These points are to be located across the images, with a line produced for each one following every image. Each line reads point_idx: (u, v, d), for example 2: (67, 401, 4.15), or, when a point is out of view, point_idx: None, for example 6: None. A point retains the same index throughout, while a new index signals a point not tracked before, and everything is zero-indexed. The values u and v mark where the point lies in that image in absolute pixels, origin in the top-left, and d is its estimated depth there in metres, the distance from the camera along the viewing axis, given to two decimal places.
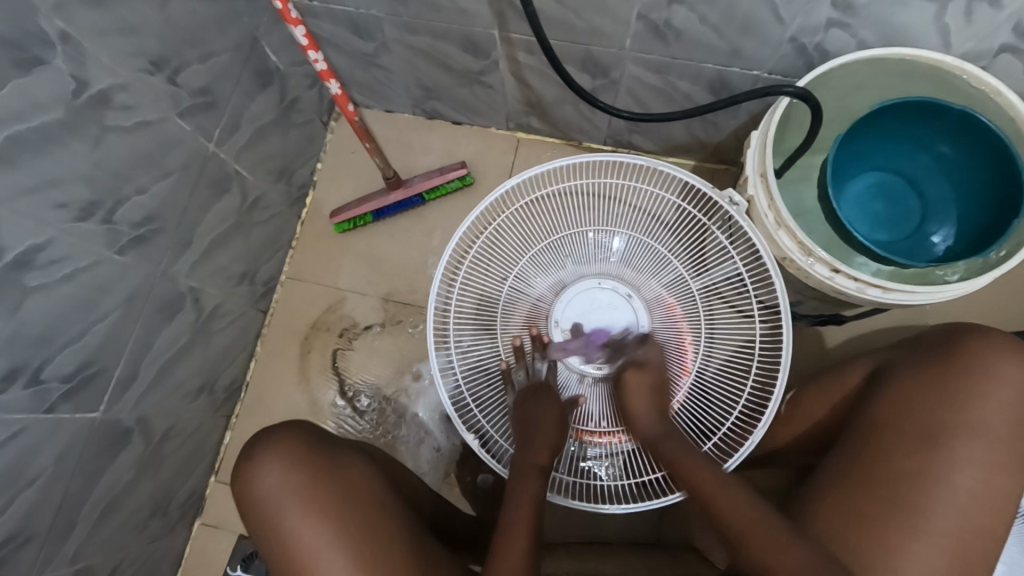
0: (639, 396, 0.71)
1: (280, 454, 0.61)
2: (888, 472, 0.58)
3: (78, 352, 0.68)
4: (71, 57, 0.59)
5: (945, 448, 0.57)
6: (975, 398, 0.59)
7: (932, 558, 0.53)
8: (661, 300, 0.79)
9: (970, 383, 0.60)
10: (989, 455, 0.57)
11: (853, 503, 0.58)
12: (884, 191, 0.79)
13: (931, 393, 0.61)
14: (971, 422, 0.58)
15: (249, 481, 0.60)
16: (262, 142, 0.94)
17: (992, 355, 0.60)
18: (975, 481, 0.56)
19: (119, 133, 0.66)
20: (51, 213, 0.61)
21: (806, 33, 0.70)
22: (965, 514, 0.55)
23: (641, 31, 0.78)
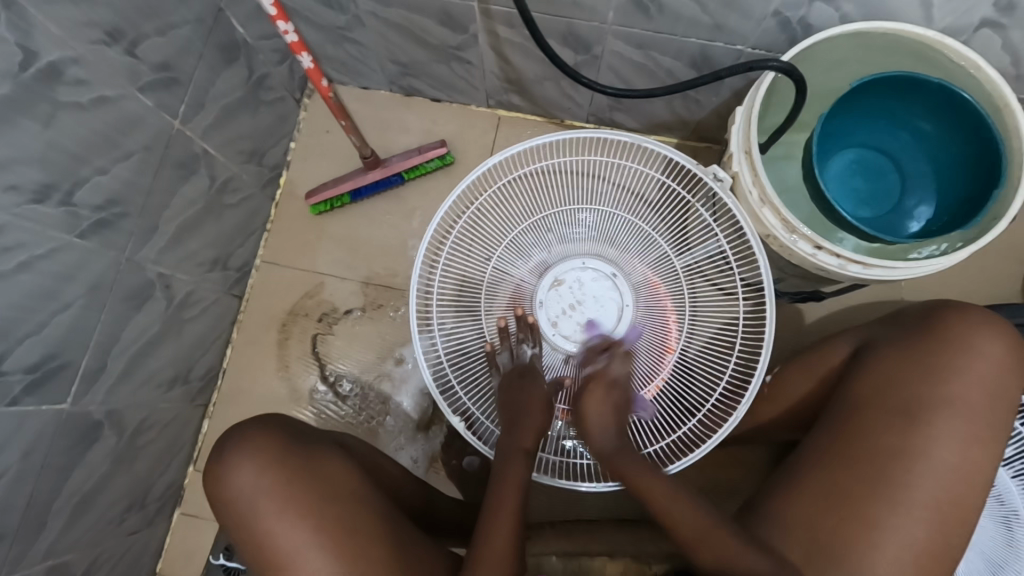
0: (597, 409, 0.68)
1: (255, 454, 0.58)
2: (870, 446, 0.58)
3: (40, 343, 0.64)
4: (15, 26, 0.54)
5: (926, 422, 0.57)
6: (954, 371, 0.58)
7: (910, 530, 0.54)
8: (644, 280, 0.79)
9: (950, 358, 0.59)
10: (968, 428, 0.57)
11: (833, 478, 0.58)
12: (865, 167, 0.80)
13: (912, 367, 0.60)
14: (949, 394, 0.58)
15: (222, 482, 0.58)
16: (230, 120, 0.90)
17: (973, 330, 0.60)
18: (954, 451, 0.56)
19: (74, 110, 0.62)
20: (2, 196, 0.57)
21: (790, 7, 0.69)
22: (944, 487, 0.55)
23: (624, 5, 0.76)
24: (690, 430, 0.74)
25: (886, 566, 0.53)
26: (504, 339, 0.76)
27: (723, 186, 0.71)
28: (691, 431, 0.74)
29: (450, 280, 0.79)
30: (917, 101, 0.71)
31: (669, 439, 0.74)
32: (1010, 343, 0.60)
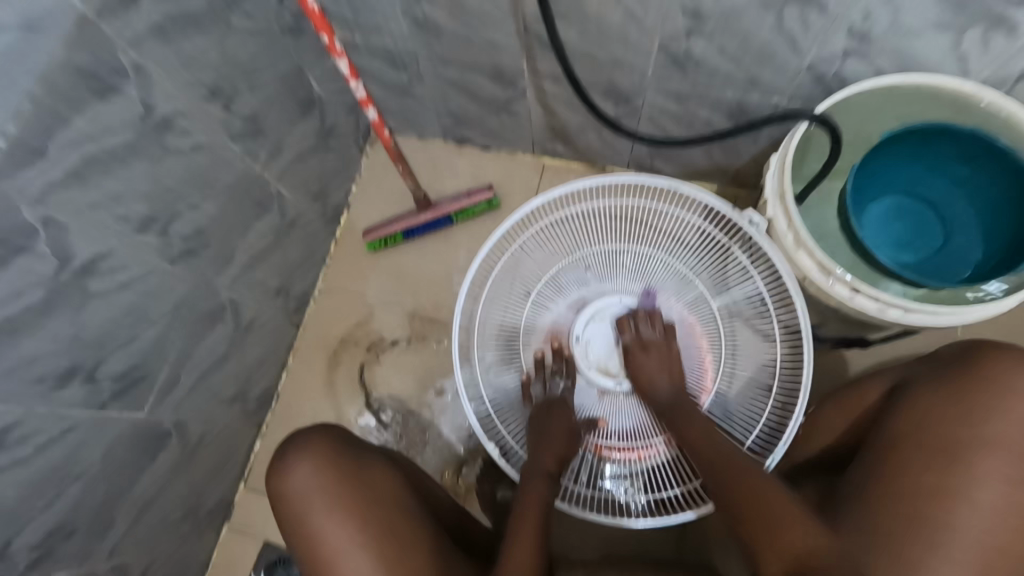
0: (660, 366, 0.76)
1: (313, 457, 0.63)
2: (908, 485, 0.56)
3: (128, 356, 0.73)
4: (141, 87, 0.65)
5: (969, 462, 0.55)
6: (997, 418, 0.56)
7: (960, 573, 0.52)
8: (678, 318, 0.81)
9: (996, 395, 0.57)
10: (1016, 469, 0.54)
11: (875, 514, 0.56)
12: (904, 213, 0.79)
13: (954, 404, 0.58)
14: (993, 432, 0.56)
15: (280, 481, 0.63)
16: (302, 164, 1.01)
17: (1016, 368, 0.58)
18: (1001, 493, 0.54)
19: (177, 155, 0.73)
20: (115, 226, 0.67)
21: (823, 62, 0.74)
22: (992, 532, 0.53)
23: (662, 61, 0.82)
24: None
25: None
26: (540, 368, 0.80)
27: (759, 231, 0.72)
28: None
29: (492, 314, 0.83)
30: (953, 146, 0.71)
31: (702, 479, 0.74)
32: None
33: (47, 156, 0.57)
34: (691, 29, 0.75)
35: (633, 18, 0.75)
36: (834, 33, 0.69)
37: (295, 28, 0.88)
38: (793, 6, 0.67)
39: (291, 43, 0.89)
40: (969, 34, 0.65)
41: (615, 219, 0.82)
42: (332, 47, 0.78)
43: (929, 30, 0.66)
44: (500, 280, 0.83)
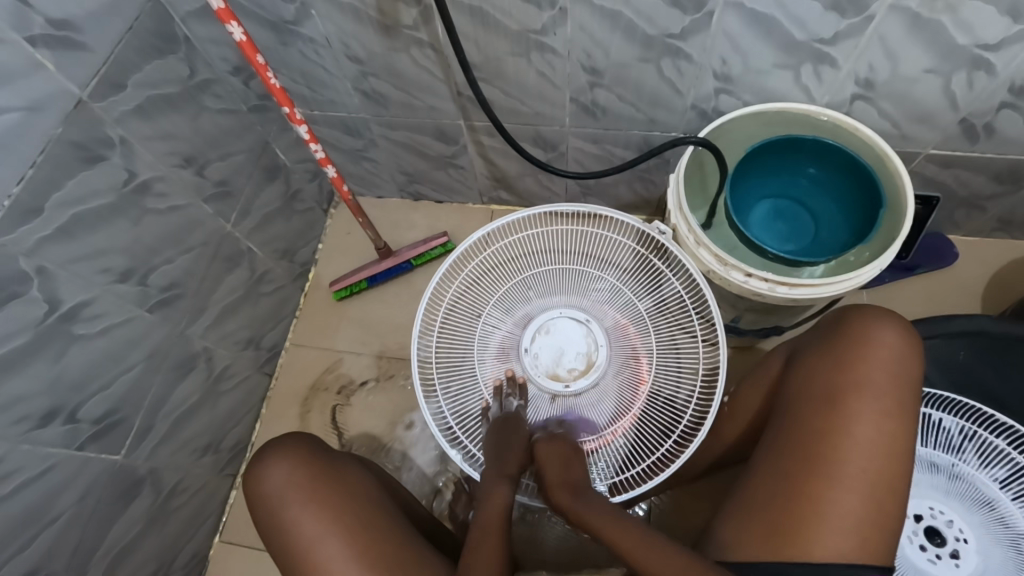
0: (552, 462, 0.76)
1: (289, 459, 0.68)
2: (801, 430, 0.67)
3: (106, 399, 0.78)
4: (124, 156, 0.76)
5: (844, 406, 0.66)
6: (863, 365, 0.67)
7: (853, 501, 0.61)
8: (613, 324, 0.90)
9: (861, 346, 0.68)
10: (884, 403, 0.65)
11: (781, 464, 0.66)
12: (783, 212, 0.94)
13: (830, 360, 0.69)
14: (863, 376, 0.66)
15: (258, 481, 0.67)
16: (270, 225, 1.11)
17: (871, 323, 0.70)
18: (876, 424, 0.64)
19: (155, 214, 0.82)
20: (97, 276, 0.74)
21: (702, 100, 0.90)
22: (872, 462, 0.63)
23: (575, 110, 0.98)
24: (668, 451, 0.83)
25: (835, 536, 0.60)
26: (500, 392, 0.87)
27: (668, 237, 0.85)
28: (667, 452, 0.83)
29: (447, 338, 0.91)
30: (804, 154, 0.88)
31: (649, 460, 0.83)
32: (904, 331, 0.69)
33: (41, 214, 0.66)
34: (593, 82, 0.91)
35: (545, 77, 0.91)
36: (703, 77, 0.86)
37: (259, 106, 1.02)
38: (667, 58, 0.84)
39: (257, 119, 1.02)
40: (803, 69, 0.82)
41: (547, 242, 0.92)
42: (292, 116, 0.90)
43: (773, 68, 0.83)
44: (453, 306, 0.92)
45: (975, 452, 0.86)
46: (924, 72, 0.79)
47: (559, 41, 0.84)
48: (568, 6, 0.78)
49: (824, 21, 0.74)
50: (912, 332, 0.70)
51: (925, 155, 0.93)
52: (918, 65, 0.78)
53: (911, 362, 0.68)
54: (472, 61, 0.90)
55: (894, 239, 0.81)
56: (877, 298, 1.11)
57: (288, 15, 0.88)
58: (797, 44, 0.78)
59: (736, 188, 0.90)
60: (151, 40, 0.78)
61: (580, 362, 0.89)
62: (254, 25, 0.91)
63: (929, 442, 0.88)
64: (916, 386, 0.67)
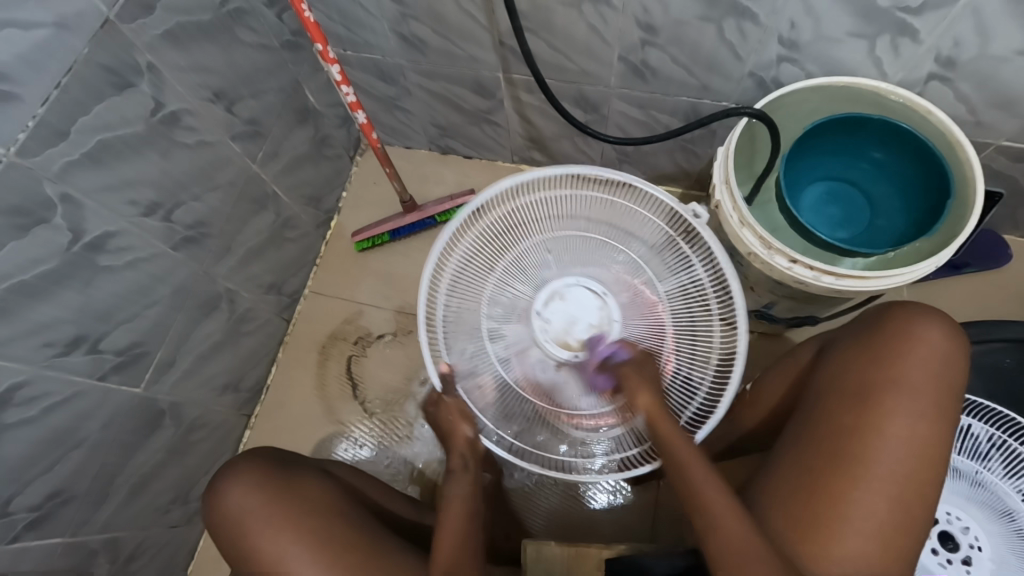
0: (641, 382, 0.75)
1: (243, 477, 0.70)
2: (829, 426, 0.64)
3: (130, 331, 0.78)
4: (153, 84, 0.73)
5: (877, 402, 0.62)
6: (902, 364, 0.63)
7: (876, 505, 0.59)
8: (627, 298, 0.85)
9: (900, 343, 0.64)
10: (922, 405, 0.61)
11: (807, 458, 0.63)
12: (836, 195, 0.89)
13: (866, 355, 0.65)
14: (900, 373, 0.63)
15: (218, 501, 0.70)
16: (297, 169, 1.08)
17: (915, 320, 0.65)
18: (910, 425, 0.61)
19: (183, 148, 0.80)
20: (124, 208, 0.73)
21: (762, 68, 0.84)
22: (902, 466, 0.60)
23: (622, 69, 0.92)
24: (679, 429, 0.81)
25: (855, 538, 0.58)
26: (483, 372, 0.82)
27: (703, 221, 0.78)
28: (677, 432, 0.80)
29: (456, 293, 0.83)
30: (865, 134, 0.82)
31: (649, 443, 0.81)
32: (951, 330, 0.64)
33: (68, 139, 0.64)
34: (646, 40, 0.85)
35: (595, 32, 0.85)
36: (767, 42, 0.80)
37: (293, 43, 0.97)
38: (730, 18, 0.77)
39: (290, 56, 0.98)
40: (880, 41, 0.75)
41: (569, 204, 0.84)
42: (325, 54, 0.86)
43: (847, 37, 0.76)
44: (460, 269, 0.83)
45: (1001, 461, 0.83)
46: (1015, 53, 0.71)
47: None
48: None
49: None
50: (959, 329, 0.65)
51: (997, 147, 0.86)
52: (1010, 44, 0.70)
53: (955, 362, 0.64)
54: (520, 8, 0.84)
55: (960, 233, 0.75)
56: (918, 295, 1.06)
57: None
58: (878, 11, 0.71)
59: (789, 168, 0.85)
60: None
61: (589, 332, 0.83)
62: None
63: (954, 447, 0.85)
64: (958, 389, 0.63)
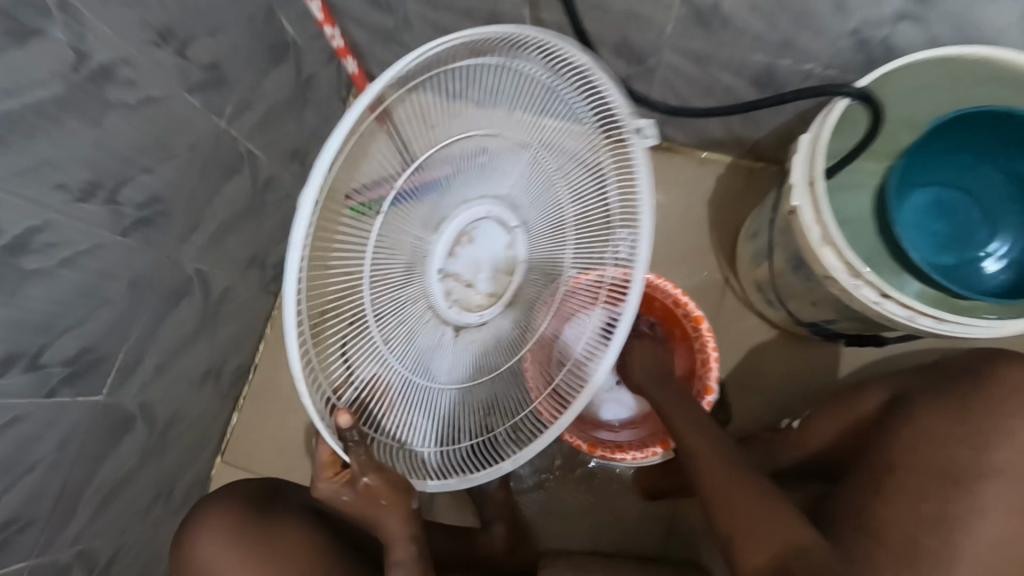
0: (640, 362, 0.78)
1: (217, 531, 0.63)
2: (918, 486, 0.63)
3: (80, 338, 0.66)
4: (71, 29, 0.55)
5: (974, 485, 0.60)
6: (1002, 425, 0.62)
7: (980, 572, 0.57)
8: (548, 238, 0.69)
9: (1001, 403, 0.63)
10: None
11: (898, 517, 0.62)
12: (944, 204, 0.79)
13: (960, 413, 0.64)
14: (1001, 434, 0.61)
15: (193, 551, 0.63)
16: (274, 122, 0.90)
17: (1009, 376, 0.64)
18: (1016, 491, 0.59)
19: (124, 111, 0.63)
20: (51, 195, 0.58)
21: (870, 26, 0.64)
22: (1001, 553, 0.57)
23: (683, 15, 0.71)
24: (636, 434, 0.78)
25: None
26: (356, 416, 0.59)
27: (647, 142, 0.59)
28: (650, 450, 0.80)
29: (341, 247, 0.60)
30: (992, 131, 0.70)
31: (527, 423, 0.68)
32: None
33: None
34: None
35: None
36: None
37: None
38: None
39: None
40: None
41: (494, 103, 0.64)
42: None
43: None
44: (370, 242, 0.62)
45: None
46: None
47: None
48: None
49: None
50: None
51: None
52: None
53: None
54: None
55: None
56: None
57: None
58: None
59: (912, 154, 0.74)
60: None
61: (493, 284, 0.71)
62: None
63: None
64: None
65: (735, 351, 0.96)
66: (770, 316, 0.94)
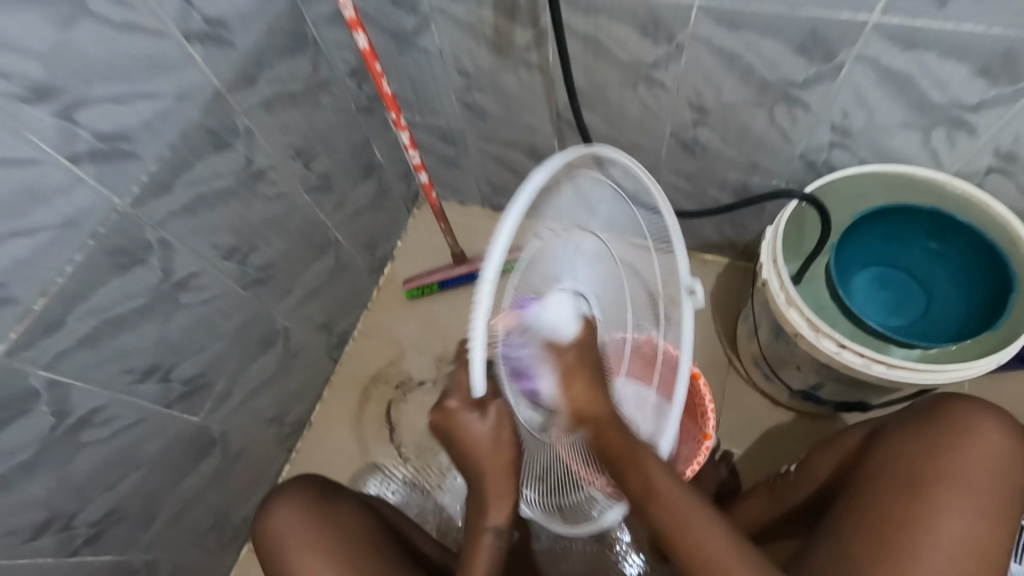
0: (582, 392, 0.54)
1: (293, 500, 0.76)
2: (876, 521, 0.60)
3: (197, 364, 0.84)
4: (246, 144, 0.82)
5: (931, 495, 0.59)
6: (954, 456, 0.60)
7: None
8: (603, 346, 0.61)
9: (956, 435, 0.61)
10: (980, 503, 0.58)
11: (851, 546, 0.60)
12: (887, 280, 0.89)
13: (917, 444, 0.62)
14: (952, 466, 0.59)
15: (266, 524, 0.75)
16: (357, 219, 1.16)
17: (972, 413, 0.62)
18: (965, 522, 0.57)
19: (263, 200, 0.88)
20: (208, 252, 0.80)
21: (813, 152, 0.85)
22: (962, 565, 0.56)
23: (673, 144, 0.95)
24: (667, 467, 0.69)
25: None
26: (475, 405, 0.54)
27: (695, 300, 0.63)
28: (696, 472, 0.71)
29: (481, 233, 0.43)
30: (925, 223, 0.82)
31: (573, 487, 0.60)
32: (1010, 426, 0.61)
33: (170, 191, 0.72)
34: (697, 119, 0.88)
35: (648, 110, 0.90)
36: (818, 128, 0.82)
37: (367, 107, 1.07)
38: (782, 104, 0.80)
39: (363, 119, 1.07)
40: (935, 133, 0.76)
41: (616, 209, 0.59)
42: (397, 122, 0.94)
43: (902, 128, 0.77)
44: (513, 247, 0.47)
45: None
46: None
47: (670, 76, 0.82)
48: (687, 43, 0.76)
49: (970, 87, 0.68)
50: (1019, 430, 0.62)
51: None
52: None
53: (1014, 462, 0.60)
54: (578, 87, 0.90)
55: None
56: (980, 388, 1.01)
57: (409, 26, 0.91)
58: (934, 106, 0.72)
59: (849, 246, 0.86)
60: (286, 41, 0.84)
61: None
62: (374, 31, 0.95)
63: None
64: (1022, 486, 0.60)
65: (741, 423, 1.04)
66: (770, 392, 1.04)
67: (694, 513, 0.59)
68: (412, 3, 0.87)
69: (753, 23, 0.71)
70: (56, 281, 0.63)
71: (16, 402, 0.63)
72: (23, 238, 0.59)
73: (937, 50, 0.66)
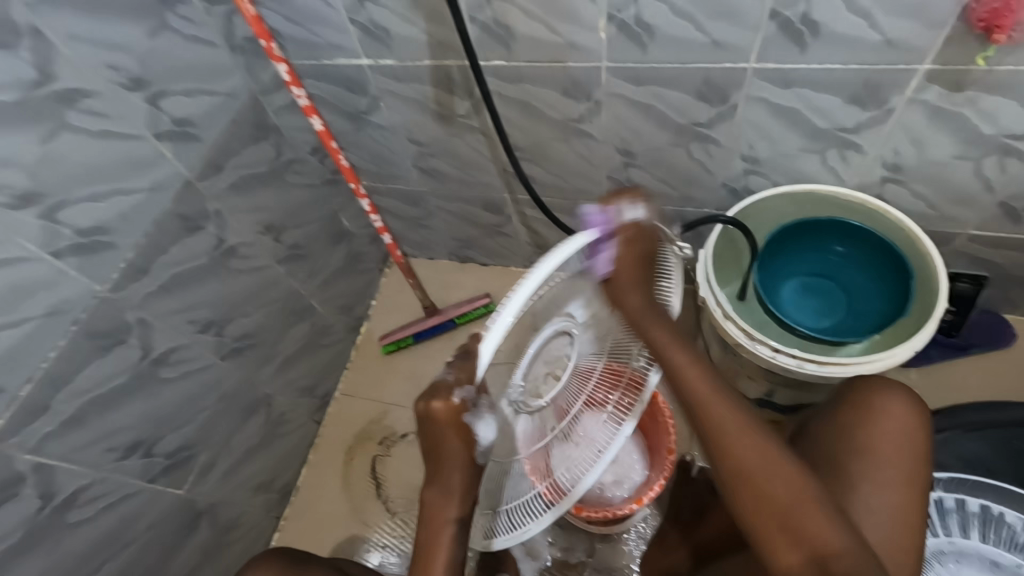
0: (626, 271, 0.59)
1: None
2: None
3: (181, 437, 0.88)
4: (218, 226, 0.89)
5: (852, 474, 0.66)
6: (866, 437, 0.67)
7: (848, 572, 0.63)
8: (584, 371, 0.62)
9: (868, 416, 0.68)
10: (890, 474, 0.65)
11: None
12: (812, 286, 1.00)
13: (834, 430, 0.69)
14: (866, 445, 0.67)
15: None
16: (331, 283, 1.22)
17: (877, 392, 0.69)
18: (882, 494, 0.64)
19: (237, 274, 0.95)
20: (186, 328, 0.86)
21: (733, 179, 0.95)
22: (883, 533, 0.63)
23: (611, 185, 1.04)
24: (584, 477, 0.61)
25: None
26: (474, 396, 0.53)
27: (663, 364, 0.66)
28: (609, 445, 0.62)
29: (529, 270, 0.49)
30: (833, 232, 0.94)
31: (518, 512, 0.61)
32: (913, 401, 0.69)
33: (148, 274, 0.78)
34: (627, 162, 0.98)
35: (583, 158, 0.99)
36: (732, 160, 0.92)
37: (332, 180, 1.15)
38: (696, 143, 0.90)
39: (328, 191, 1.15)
40: (830, 153, 0.86)
41: None
42: (358, 191, 1.03)
43: (802, 152, 0.87)
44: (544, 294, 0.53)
45: None
46: (953, 157, 0.81)
47: (596, 128, 0.93)
48: (605, 99, 0.87)
49: (848, 112, 0.79)
50: (924, 410, 0.69)
51: (968, 236, 0.92)
52: (946, 150, 0.80)
53: (917, 433, 0.67)
54: (517, 143, 1.00)
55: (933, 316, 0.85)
56: (928, 379, 1.07)
57: (362, 107, 1.01)
58: (822, 131, 0.83)
59: (772, 260, 0.97)
60: (249, 130, 0.93)
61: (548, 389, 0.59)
62: (332, 114, 1.05)
63: (986, 536, 0.79)
64: (926, 455, 0.66)
65: None
66: None
67: (740, 427, 0.60)
68: (363, 87, 0.97)
69: (656, 78, 0.81)
70: (42, 367, 0.67)
71: (4, 488, 0.66)
72: (11, 330, 0.64)
73: (810, 86, 0.77)
